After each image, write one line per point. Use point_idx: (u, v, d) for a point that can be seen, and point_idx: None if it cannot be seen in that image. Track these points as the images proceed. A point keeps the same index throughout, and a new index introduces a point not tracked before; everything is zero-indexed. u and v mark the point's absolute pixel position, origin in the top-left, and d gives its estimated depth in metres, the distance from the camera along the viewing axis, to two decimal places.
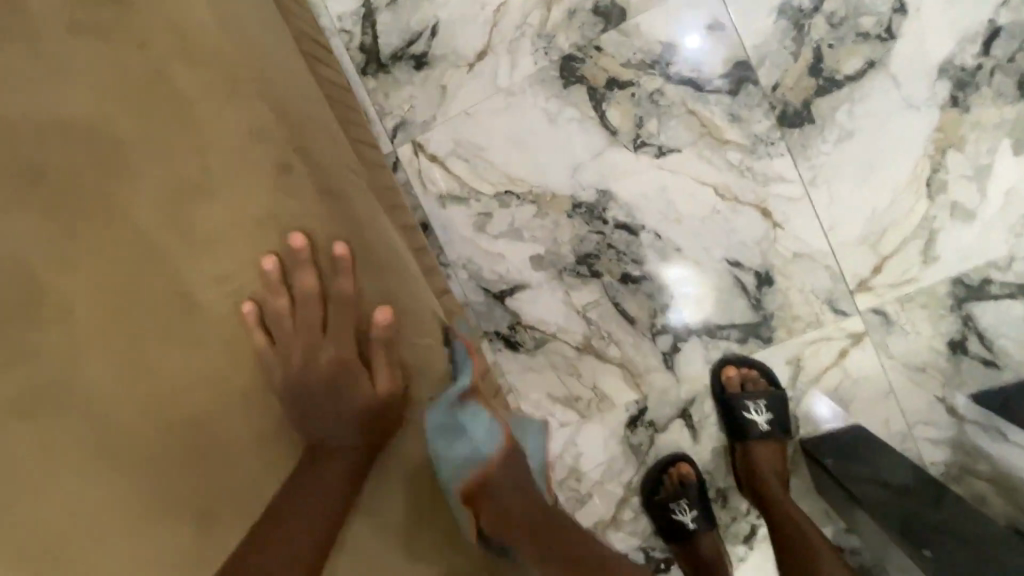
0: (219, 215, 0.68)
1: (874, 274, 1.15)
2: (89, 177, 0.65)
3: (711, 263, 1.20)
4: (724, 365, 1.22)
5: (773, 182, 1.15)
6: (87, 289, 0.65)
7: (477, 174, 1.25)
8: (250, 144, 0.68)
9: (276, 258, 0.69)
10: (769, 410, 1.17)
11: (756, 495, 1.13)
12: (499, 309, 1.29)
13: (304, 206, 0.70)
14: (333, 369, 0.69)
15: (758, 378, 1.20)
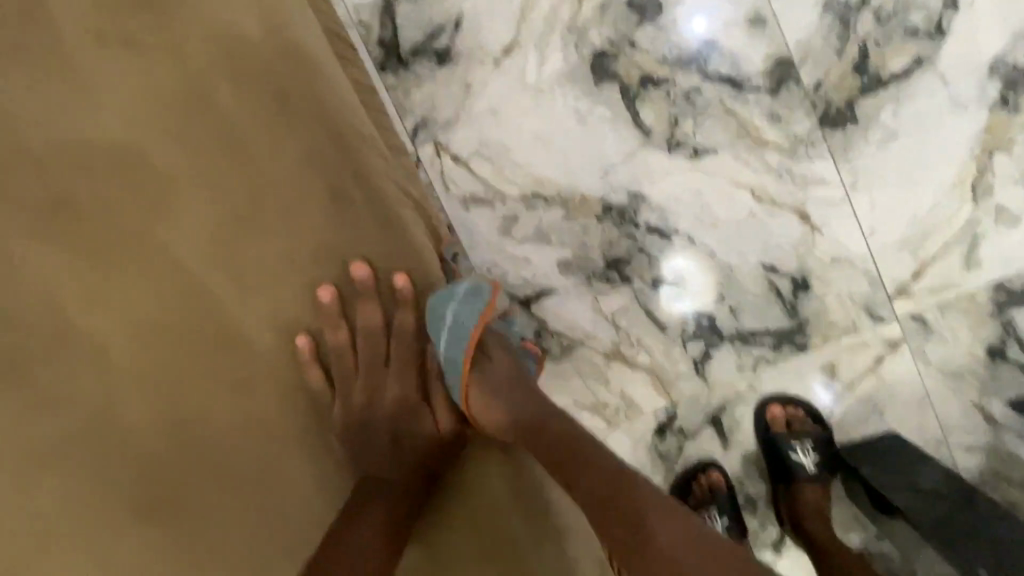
0: (275, 246, 0.76)
1: (914, 279, 1.12)
2: (141, 211, 0.71)
3: (746, 268, 1.16)
4: (769, 405, 1.20)
5: (812, 185, 1.11)
6: (147, 321, 0.71)
7: (502, 175, 1.20)
8: (301, 175, 0.77)
9: (334, 288, 0.79)
10: (816, 452, 1.16)
11: (800, 534, 1.15)
12: (524, 314, 1.24)
13: (356, 234, 0.81)
14: (394, 404, 0.85)
15: (804, 418, 1.18)
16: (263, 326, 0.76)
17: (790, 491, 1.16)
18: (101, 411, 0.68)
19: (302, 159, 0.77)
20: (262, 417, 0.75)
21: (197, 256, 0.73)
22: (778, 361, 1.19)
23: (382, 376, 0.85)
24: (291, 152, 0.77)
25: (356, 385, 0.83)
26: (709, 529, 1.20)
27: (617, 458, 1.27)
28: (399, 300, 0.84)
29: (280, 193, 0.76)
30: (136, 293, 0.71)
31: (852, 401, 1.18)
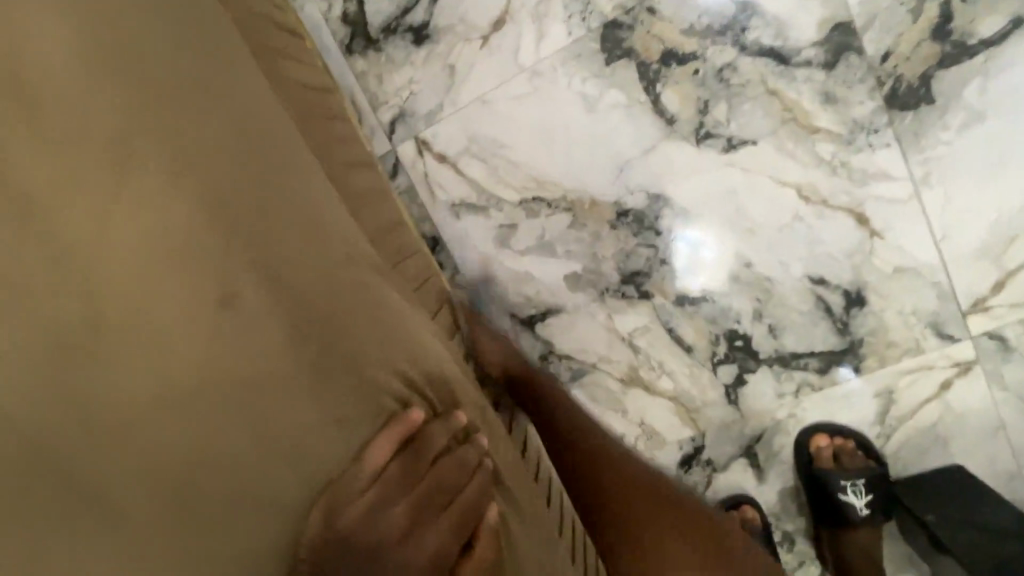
0: (167, 339, 0.53)
1: (994, 292, 0.93)
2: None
3: (789, 280, 0.98)
4: (812, 434, 1.04)
5: (873, 181, 0.91)
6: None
7: (497, 178, 1.02)
8: (196, 238, 0.56)
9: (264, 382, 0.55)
10: (869, 492, 1.01)
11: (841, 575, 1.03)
12: (528, 336, 1.08)
13: (282, 320, 0.56)
14: (383, 530, 0.54)
15: (854, 450, 1.02)
16: (164, 457, 0.52)
17: (835, 533, 1.02)
18: None
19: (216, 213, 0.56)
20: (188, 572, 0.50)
21: (59, 373, 0.51)
22: (824, 387, 1.02)
23: (371, 487, 0.55)
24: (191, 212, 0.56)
25: (322, 500, 0.54)
26: None
27: None
28: (398, 391, 0.59)
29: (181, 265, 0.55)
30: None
31: (911, 431, 1.01)
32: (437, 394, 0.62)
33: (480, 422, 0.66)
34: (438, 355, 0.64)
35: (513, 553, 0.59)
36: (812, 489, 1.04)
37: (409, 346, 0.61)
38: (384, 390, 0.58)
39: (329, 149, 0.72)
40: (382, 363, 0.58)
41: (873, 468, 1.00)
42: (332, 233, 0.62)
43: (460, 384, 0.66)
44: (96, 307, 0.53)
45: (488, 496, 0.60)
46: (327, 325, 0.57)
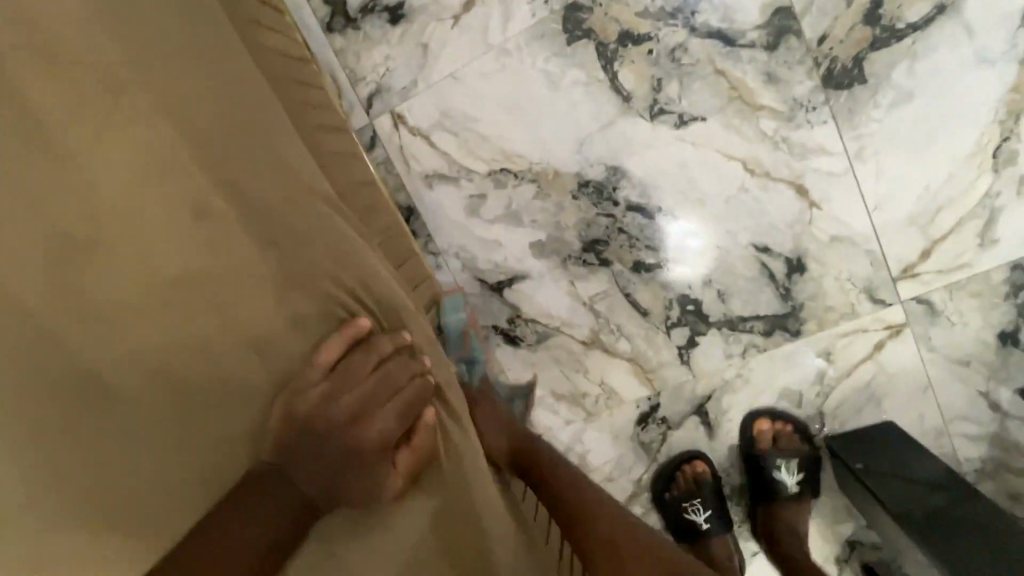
0: (153, 252, 0.60)
1: (921, 259, 1.01)
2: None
3: (736, 248, 1.06)
4: (756, 420, 1.13)
5: (811, 155, 0.99)
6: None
7: (467, 150, 1.09)
8: (178, 165, 0.62)
9: (237, 297, 0.62)
10: (801, 470, 1.11)
11: (770, 549, 1.11)
12: (497, 301, 1.16)
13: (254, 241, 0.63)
14: (334, 419, 0.62)
15: (792, 434, 1.12)
16: (144, 359, 0.58)
17: (771, 511, 1.11)
18: None
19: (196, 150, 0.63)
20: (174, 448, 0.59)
21: (53, 279, 0.58)
22: (769, 349, 1.10)
23: (323, 383, 0.63)
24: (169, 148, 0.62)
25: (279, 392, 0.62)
26: (691, 521, 1.16)
27: (598, 448, 1.21)
28: (351, 306, 0.67)
29: (160, 196, 0.61)
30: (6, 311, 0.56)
31: (848, 389, 1.10)
32: (387, 312, 0.70)
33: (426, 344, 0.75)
34: (389, 282, 0.73)
35: (447, 445, 0.69)
36: (751, 467, 1.14)
37: (362, 271, 0.69)
38: (340, 304, 0.66)
39: (302, 108, 0.79)
40: (338, 280, 0.67)
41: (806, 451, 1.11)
42: (298, 169, 0.69)
43: (409, 310, 0.75)
44: (82, 222, 0.59)
45: (427, 398, 0.69)
46: (293, 251, 0.65)
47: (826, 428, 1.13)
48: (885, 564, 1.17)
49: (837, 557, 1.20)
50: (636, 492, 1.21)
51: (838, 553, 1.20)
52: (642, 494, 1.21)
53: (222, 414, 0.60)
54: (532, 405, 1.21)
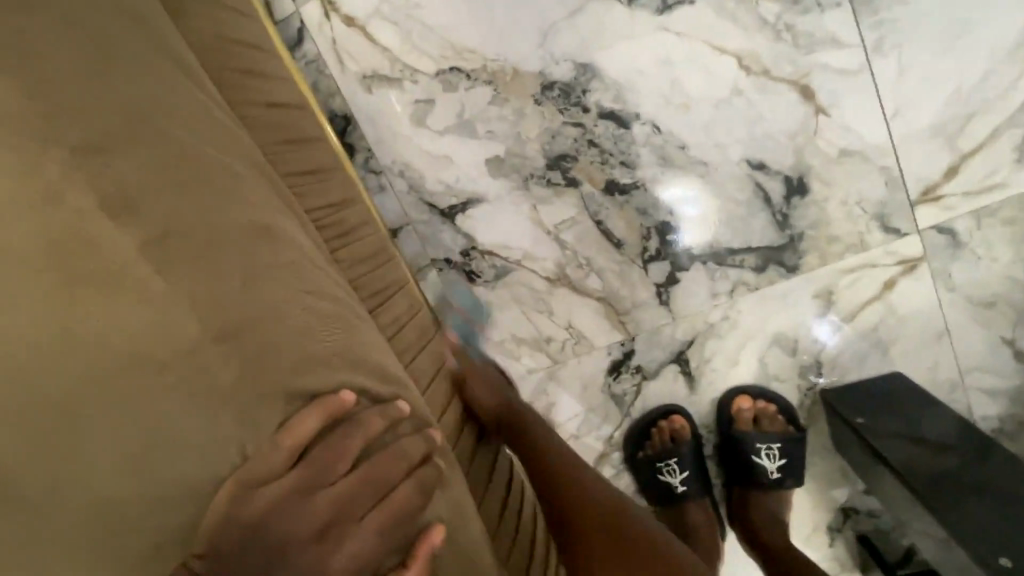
0: None
1: (946, 179, 0.85)
2: None
3: (726, 166, 0.89)
4: (737, 396, 1.00)
5: (821, 48, 0.82)
6: None
7: (412, 44, 0.91)
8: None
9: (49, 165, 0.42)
10: (783, 455, 0.98)
11: (744, 535, 1.00)
12: (449, 230, 1.00)
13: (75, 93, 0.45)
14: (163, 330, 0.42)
15: (776, 414, 0.99)
16: None
17: (746, 497, 0.99)
18: None
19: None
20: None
21: None
22: (761, 287, 0.95)
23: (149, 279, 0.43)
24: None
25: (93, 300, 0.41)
26: (666, 483, 1.02)
27: (563, 402, 1.06)
28: (195, 172, 0.48)
29: None
30: None
31: (851, 334, 0.95)
32: (244, 183, 0.51)
33: (248, 212, 0.49)
34: (244, 149, 0.53)
35: (341, 357, 0.49)
36: (727, 450, 1.02)
37: (204, 129, 0.50)
38: (176, 171, 0.47)
39: None
40: (166, 140, 0.47)
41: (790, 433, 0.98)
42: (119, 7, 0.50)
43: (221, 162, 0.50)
44: None
45: (300, 293, 0.49)
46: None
47: (822, 381, 0.99)
48: (880, 530, 1.06)
49: (829, 526, 1.07)
50: (606, 452, 1.07)
51: (830, 521, 1.07)
52: (613, 454, 1.07)
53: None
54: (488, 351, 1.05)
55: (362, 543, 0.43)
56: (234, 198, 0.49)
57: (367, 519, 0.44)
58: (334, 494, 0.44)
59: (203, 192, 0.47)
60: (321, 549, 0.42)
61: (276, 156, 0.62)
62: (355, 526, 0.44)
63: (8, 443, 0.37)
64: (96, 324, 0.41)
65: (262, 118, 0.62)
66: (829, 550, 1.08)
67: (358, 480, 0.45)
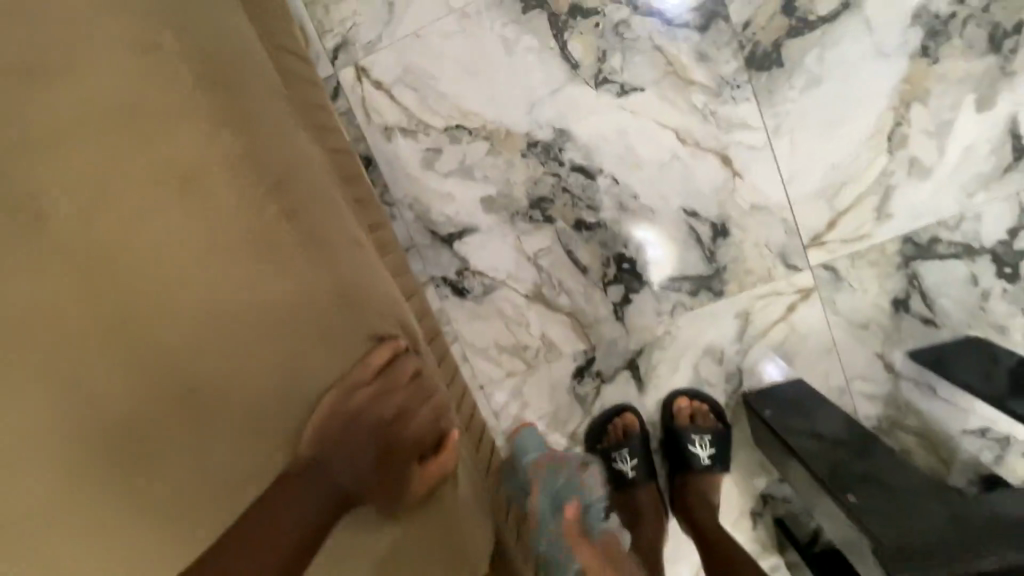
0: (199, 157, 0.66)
1: (828, 229, 1.13)
2: (81, 141, 0.63)
3: (667, 212, 1.15)
4: (677, 397, 1.23)
5: (736, 128, 1.11)
6: (109, 263, 0.63)
7: (426, 105, 1.15)
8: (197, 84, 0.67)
9: (253, 190, 0.67)
10: (712, 446, 1.20)
11: (682, 514, 1.21)
12: (447, 253, 1.21)
13: (263, 142, 0.69)
14: (306, 291, 0.67)
15: (707, 412, 1.22)
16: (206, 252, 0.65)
17: (684, 481, 1.21)
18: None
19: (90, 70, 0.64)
20: (223, 337, 0.64)
21: (135, 197, 0.64)
22: (695, 308, 1.20)
23: (298, 260, 0.68)
24: (69, 65, 0.64)
25: (277, 276, 0.66)
26: (619, 470, 1.22)
27: (536, 401, 1.27)
28: (320, 196, 0.74)
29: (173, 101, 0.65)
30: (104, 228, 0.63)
31: (763, 348, 1.20)
32: (336, 203, 0.77)
33: (341, 224, 0.75)
34: (329, 180, 0.79)
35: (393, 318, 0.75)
36: (670, 442, 1.24)
37: (316, 166, 0.77)
38: (312, 194, 0.72)
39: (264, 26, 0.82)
40: (303, 173, 0.73)
41: (720, 427, 1.20)
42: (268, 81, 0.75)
43: (326, 191, 0.76)
44: (152, 144, 0.64)
45: (370, 274, 0.75)
46: (199, 147, 0.66)
47: (743, 387, 1.23)
48: (793, 513, 1.27)
49: (752, 510, 1.29)
50: (570, 445, 1.27)
51: (752, 506, 1.29)
52: (576, 447, 1.27)
53: (120, 304, 0.63)
54: (475, 356, 1.26)
55: (418, 425, 0.70)
56: (331, 212, 0.75)
57: (420, 413, 0.71)
58: (400, 396, 0.69)
59: (321, 208, 0.73)
60: (397, 426, 0.68)
61: (344, 184, 0.86)
62: (416, 415, 0.70)
63: (241, 355, 0.64)
64: (276, 286, 0.66)
65: (331, 160, 0.86)
66: (752, 531, 1.29)
67: (415, 393, 0.71)
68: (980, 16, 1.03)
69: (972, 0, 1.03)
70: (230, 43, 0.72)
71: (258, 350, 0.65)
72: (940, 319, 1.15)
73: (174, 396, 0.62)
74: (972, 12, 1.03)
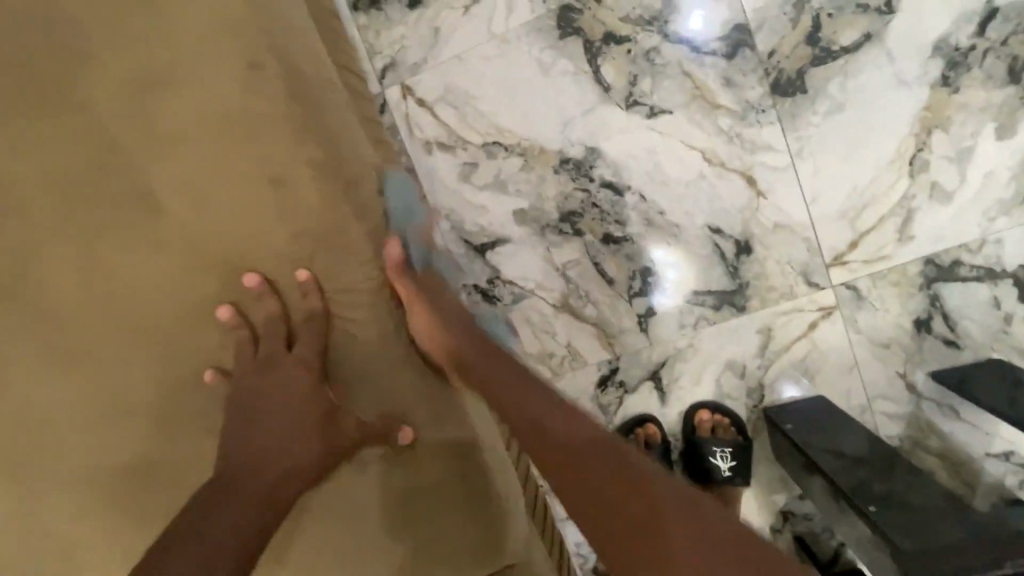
0: (282, 159, 0.72)
1: (850, 249, 1.17)
2: (184, 140, 0.71)
3: (693, 229, 1.20)
4: (699, 409, 1.26)
5: (760, 150, 1.16)
6: (211, 247, 0.74)
7: (465, 122, 1.23)
8: (276, 93, 0.71)
9: (327, 194, 0.74)
10: (733, 458, 1.22)
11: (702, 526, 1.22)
12: (479, 261, 1.28)
13: (336, 146, 0.74)
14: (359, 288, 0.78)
15: (728, 425, 1.24)
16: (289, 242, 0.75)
17: (704, 493, 1.23)
18: (91, 318, 0.74)
19: (198, 76, 0.70)
20: (300, 311, 0.78)
21: (229, 190, 0.72)
22: (717, 322, 1.23)
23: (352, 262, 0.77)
24: (169, 67, 0.69)
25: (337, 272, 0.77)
26: None
27: None
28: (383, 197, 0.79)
29: (260, 107, 0.71)
30: (207, 214, 0.73)
31: (784, 364, 1.23)
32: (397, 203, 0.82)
33: (400, 220, 0.82)
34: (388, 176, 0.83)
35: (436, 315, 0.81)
36: (691, 453, 1.26)
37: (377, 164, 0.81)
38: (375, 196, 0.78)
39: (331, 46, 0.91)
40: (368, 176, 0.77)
41: (741, 440, 1.22)
42: (332, 79, 0.78)
43: (393, 203, 0.82)
44: (244, 146, 0.71)
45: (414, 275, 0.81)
46: (286, 160, 0.72)
47: (764, 402, 1.25)
48: (813, 531, 1.28)
49: (771, 526, 1.30)
50: None
51: (772, 522, 1.30)
52: None
53: (215, 287, 0.76)
54: None
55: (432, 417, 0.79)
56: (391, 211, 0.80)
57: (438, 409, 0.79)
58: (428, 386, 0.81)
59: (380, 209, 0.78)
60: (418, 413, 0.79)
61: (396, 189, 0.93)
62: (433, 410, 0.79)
63: (309, 327, 0.78)
64: (343, 275, 0.77)
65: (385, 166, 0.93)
66: None
67: (428, 426, 0.78)
68: (999, 48, 1.07)
69: (991, 34, 1.07)
70: (309, 49, 0.76)
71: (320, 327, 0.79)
72: (963, 341, 1.16)
73: (261, 353, 0.79)
74: (991, 46, 1.07)
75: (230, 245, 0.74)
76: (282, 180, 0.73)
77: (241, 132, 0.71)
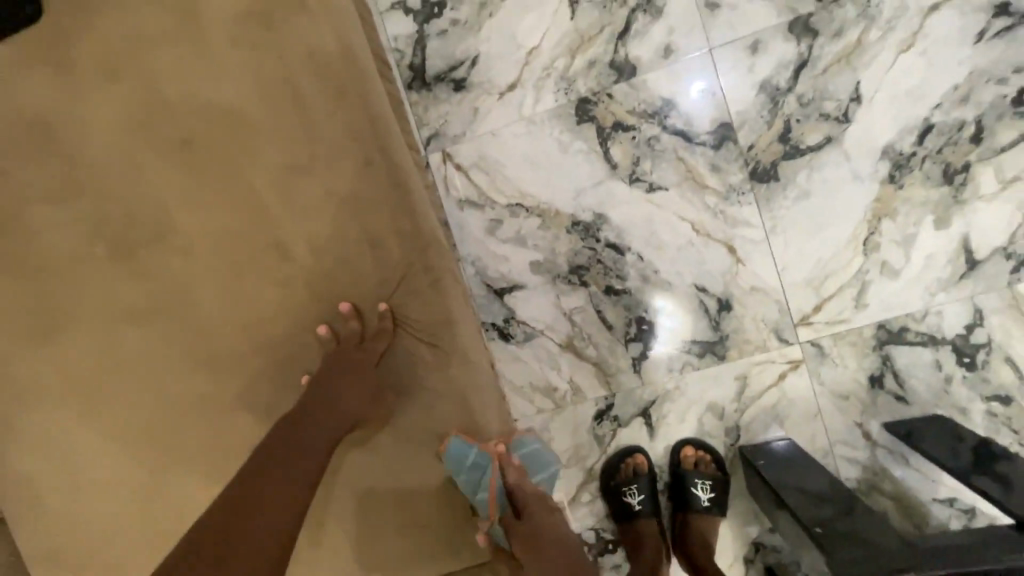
0: (369, 219, 0.97)
1: (814, 311, 1.38)
2: (300, 203, 0.97)
3: (682, 286, 1.41)
4: (683, 445, 1.43)
5: (740, 225, 1.38)
6: (310, 281, 1.00)
7: (494, 186, 1.46)
8: (369, 172, 0.96)
9: (399, 245, 0.98)
10: (712, 490, 1.38)
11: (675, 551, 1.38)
12: (497, 303, 1.48)
13: (407, 209, 0.98)
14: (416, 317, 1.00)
15: (709, 461, 1.41)
16: (368, 279, 1.00)
17: (685, 520, 1.38)
18: (217, 328, 1.00)
19: (322, 159, 0.96)
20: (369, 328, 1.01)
21: (328, 240, 0.98)
22: (701, 367, 1.42)
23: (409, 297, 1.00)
24: (294, 152, 0.96)
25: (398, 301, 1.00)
26: (628, 505, 1.40)
27: (559, 436, 1.48)
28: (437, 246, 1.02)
29: (358, 182, 0.97)
30: (310, 257, 0.99)
31: (758, 408, 1.41)
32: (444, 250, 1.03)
33: (449, 265, 1.05)
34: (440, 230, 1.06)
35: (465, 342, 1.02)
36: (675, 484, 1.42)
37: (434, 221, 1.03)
38: (433, 246, 1.01)
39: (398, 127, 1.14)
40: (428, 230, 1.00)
41: (719, 474, 1.39)
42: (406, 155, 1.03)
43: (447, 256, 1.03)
44: (342, 209, 0.97)
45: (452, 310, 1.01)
46: (371, 219, 0.97)
47: (740, 441, 1.43)
48: (782, 563, 1.43)
49: (744, 556, 1.45)
50: (586, 479, 1.47)
51: (744, 553, 1.45)
52: (591, 482, 1.46)
53: (310, 310, 1.01)
54: (512, 393, 1.49)
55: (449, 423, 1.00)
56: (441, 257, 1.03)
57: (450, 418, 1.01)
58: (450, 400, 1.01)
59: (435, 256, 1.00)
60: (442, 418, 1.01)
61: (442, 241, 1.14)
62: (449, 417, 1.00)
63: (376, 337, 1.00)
64: (405, 306, 1.00)
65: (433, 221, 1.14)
66: None
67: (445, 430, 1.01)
68: (935, 156, 1.32)
69: (928, 144, 1.32)
70: (393, 135, 1.00)
71: (382, 337, 1.00)
72: (910, 397, 1.35)
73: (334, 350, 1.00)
74: (928, 153, 1.32)
75: (325, 279, 1.00)
76: (374, 237, 0.98)
77: (342, 200, 0.97)
